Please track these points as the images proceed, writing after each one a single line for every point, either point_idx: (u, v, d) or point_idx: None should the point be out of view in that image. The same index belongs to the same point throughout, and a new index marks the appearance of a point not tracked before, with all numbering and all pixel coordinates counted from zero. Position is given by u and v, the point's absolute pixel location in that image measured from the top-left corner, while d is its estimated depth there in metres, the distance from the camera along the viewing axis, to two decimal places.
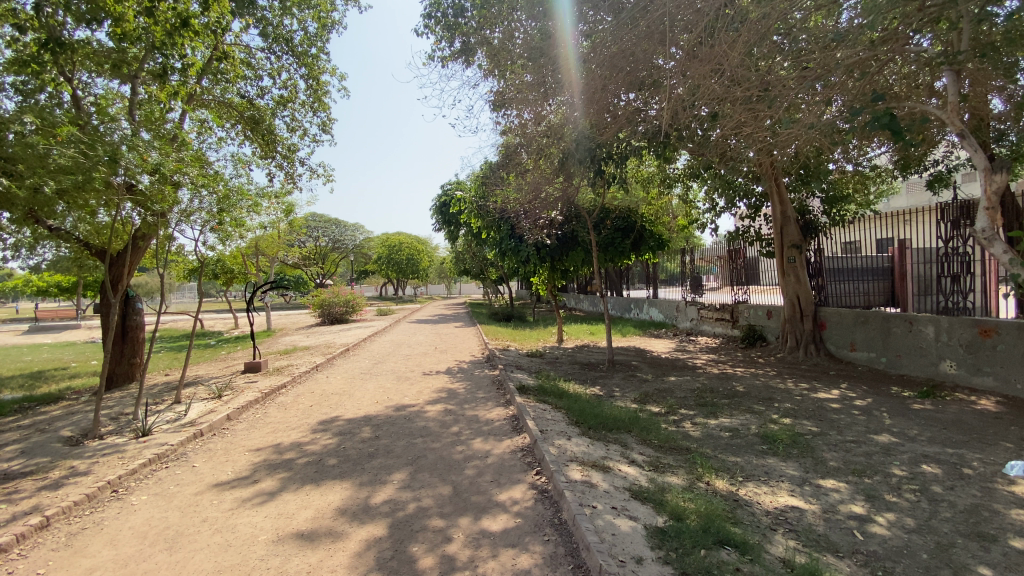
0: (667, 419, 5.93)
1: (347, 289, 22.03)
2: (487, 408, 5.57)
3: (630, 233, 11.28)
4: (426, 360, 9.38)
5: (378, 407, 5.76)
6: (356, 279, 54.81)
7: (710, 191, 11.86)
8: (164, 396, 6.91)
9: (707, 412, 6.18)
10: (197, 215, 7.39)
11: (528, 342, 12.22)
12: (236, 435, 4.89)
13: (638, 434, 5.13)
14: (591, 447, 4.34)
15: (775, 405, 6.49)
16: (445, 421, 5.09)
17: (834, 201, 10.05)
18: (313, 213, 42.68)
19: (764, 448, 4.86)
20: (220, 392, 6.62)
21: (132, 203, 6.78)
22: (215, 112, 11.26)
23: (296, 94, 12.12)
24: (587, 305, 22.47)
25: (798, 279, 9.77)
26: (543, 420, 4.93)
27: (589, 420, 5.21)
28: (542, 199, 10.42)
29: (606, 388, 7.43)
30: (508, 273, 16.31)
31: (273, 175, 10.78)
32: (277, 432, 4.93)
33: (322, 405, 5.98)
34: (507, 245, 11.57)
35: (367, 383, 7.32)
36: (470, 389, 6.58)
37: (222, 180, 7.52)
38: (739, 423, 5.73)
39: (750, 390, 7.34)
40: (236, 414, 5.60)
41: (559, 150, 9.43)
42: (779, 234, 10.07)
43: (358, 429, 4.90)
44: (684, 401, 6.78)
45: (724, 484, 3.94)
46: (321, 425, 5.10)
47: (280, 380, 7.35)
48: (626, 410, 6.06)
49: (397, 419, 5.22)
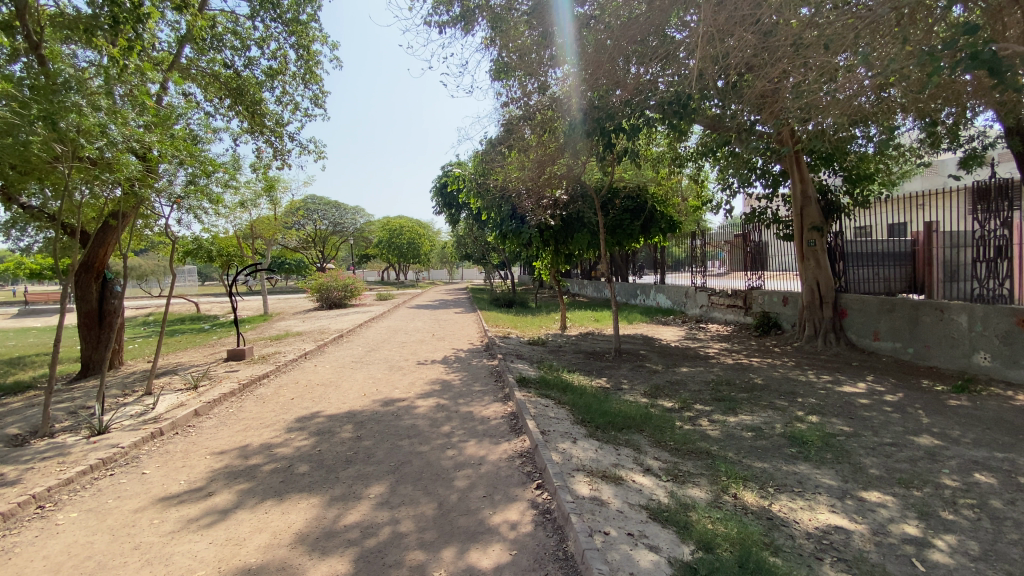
0: (681, 417, 5.40)
1: (345, 272, 21.51)
2: (483, 403, 5.04)
3: (640, 214, 10.72)
4: (422, 348, 8.86)
5: (364, 401, 5.24)
6: (357, 264, 54.35)
7: (725, 170, 11.18)
8: (136, 387, 6.42)
9: (725, 408, 5.64)
10: (192, 194, 6.91)
11: (530, 329, 11.67)
12: (201, 435, 4.38)
13: (650, 434, 4.60)
14: (600, 451, 3.80)
15: (799, 400, 5.94)
16: (436, 418, 4.57)
17: (857, 179, 9.40)
18: (312, 195, 41.97)
19: (793, 452, 4.33)
20: (196, 382, 6.11)
21: (125, 187, 6.27)
22: (201, 84, 10.62)
23: (286, 65, 11.48)
24: (591, 291, 21.92)
25: (818, 264, 9.13)
26: (545, 418, 4.39)
27: (597, 418, 4.67)
28: (545, 177, 9.78)
29: (613, 380, 6.90)
30: (510, 256, 15.69)
31: (261, 150, 10.18)
32: (247, 431, 4.41)
33: (303, 399, 5.46)
34: (509, 227, 10.81)
35: (355, 373, 6.78)
36: (466, 381, 6.05)
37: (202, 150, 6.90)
38: (762, 421, 5.19)
39: (769, 382, 6.79)
40: (207, 409, 5.10)
41: (564, 124, 8.80)
42: (798, 216, 9.41)
43: (338, 428, 4.37)
44: (699, 394, 6.23)
45: (753, 498, 3.42)
46: (298, 422, 4.59)
47: (263, 369, 6.84)
48: (636, 406, 5.53)
49: (383, 415, 4.70)
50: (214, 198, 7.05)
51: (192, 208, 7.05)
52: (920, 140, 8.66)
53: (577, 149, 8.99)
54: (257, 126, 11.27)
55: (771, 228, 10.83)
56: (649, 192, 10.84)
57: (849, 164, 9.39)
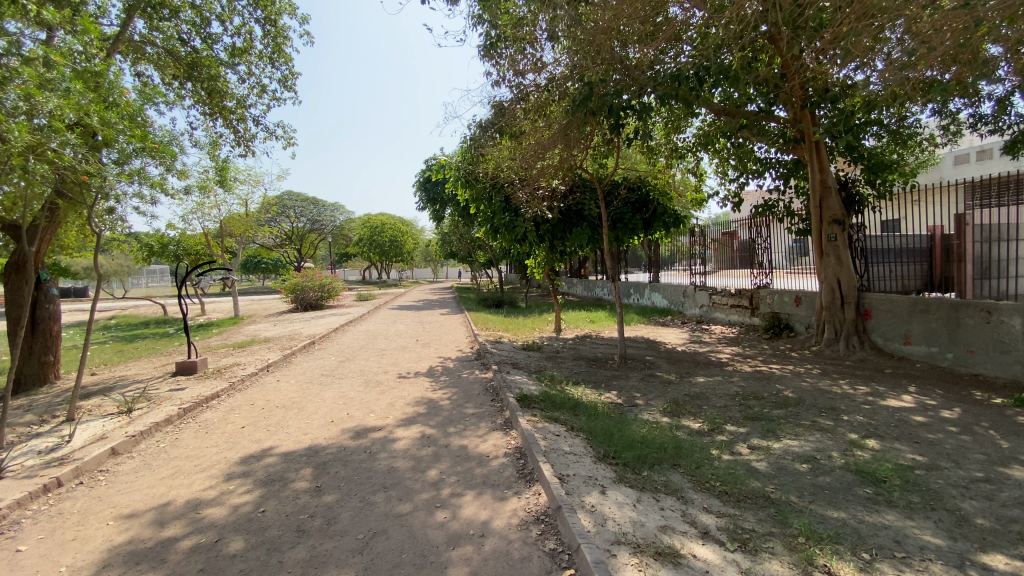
0: (715, 442, 4.52)
1: (322, 272, 20.33)
2: (478, 434, 4.06)
3: (643, 208, 9.82)
4: (403, 357, 7.87)
5: (331, 432, 4.24)
6: (336, 262, 52.96)
7: (729, 160, 10.38)
8: (56, 412, 5.32)
9: (764, 430, 4.78)
10: (131, 181, 5.86)
11: (522, 333, 10.73)
12: (113, 486, 3.34)
13: (688, 471, 3.68)
14: (640, 507, 2.87)
15: (845, 419, 5.09)
16: (420, 458, 3.57)
17: (875, 169, 8.69)
18: (289, 191, 40.66)
19: (871, 495, 3.46)
20: (129, 405, 5.03)
21: (53, 179, 5.27)
22: (157, 61, 9.52)
23: (252, 43, 10.41)
24: (582, 290, 21.19)
25: (839, 260, 8.34)
26: (560, 457, 3.45)
27: (621, 452, 3.73)
28: (541, 166, 8.79)
29: (625, 394, 5.99)
30: (499, 253, 14.65)
31: (222, 135, 9.12)
32: (172, 480, 3.38)
33: (256, 428, 4.44)
34: (500, 220, 9.58)
35: (324, 391, 5.75)
36: (456, 402, 5.07)
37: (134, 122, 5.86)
38: (814, 448, 4.34)
39: (803, 395, 5.95)
40: (132, 444, 4.05)
41: (562, 106, 7.95)
42: (817, 208, 8.62)
43: (292, 474, 3.37)
44: (727, 412, 5.36)
45: (851, 572, 2.53)
46: (241, 465, 3.56)
47: (213, 388, 5.77)
48: (661, 430, 4.62)
49: (353, 453, 3.71)
50: (160, 184, 6.01)
51: (138, 200, 6.00)
52: (945, 126, 7.94)
53: (578, 134, 7.99)
54: (220, 113, 10.17)
55: (783, 221, 10.09)
56: (652, 182, 9.94)
57: (870, 152, 8.68)
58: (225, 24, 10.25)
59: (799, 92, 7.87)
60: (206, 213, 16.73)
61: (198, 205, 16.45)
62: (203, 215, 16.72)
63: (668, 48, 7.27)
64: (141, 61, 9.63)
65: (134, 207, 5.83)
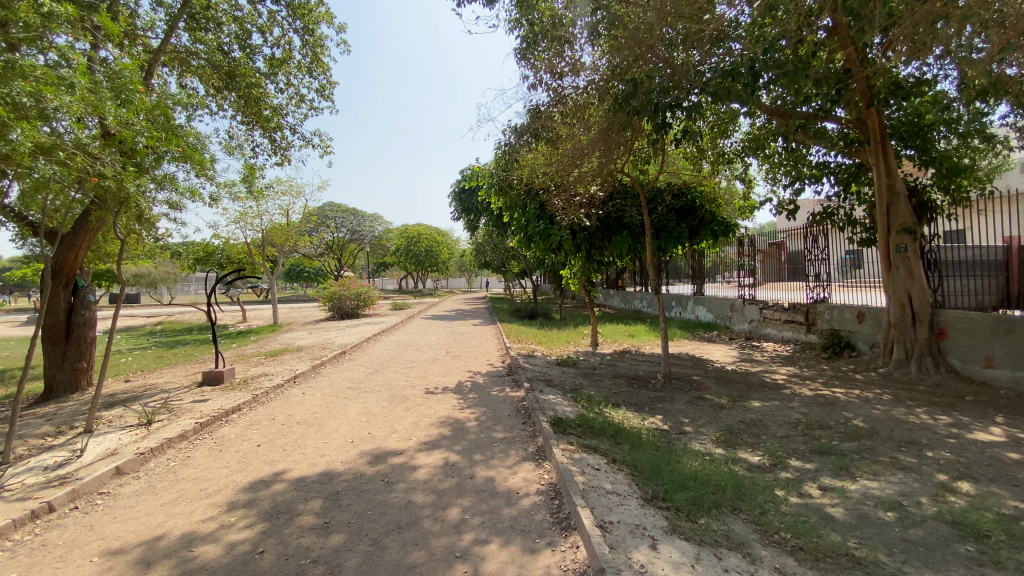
0: (779, 482, 3.93)
1: (359, 281, 20.41)
2: (507, 464, 3.63)
3: (688, 216, 9.22)
4: (432, 371, 7.52)
5: (348, 455, 3.90)
6: (375, 272, 53.80)
7: (781, 165, 9.67)
8: (78, 422, 5.20)
9: (835, 467, 4.16)
10: (164, 187, 5.84)
11: (557, 346, 10.29)
12: (109, 513, 3.08)
13: (753, 520, 3.14)
14: (699, 568, 2.38)
15: (930, 455, 4.40)
16: (441, 491, 3.17)
17: (950, 173, 7.70)
18: (330, 202, 41.63)
19: (983, 557, 2.83)
20: (148, 418, 4.86)
21: (87, 191, 5.27)
22: (201, 72, 9.65)
23: (292, 54, 10.47)
24: (620, 301, 20.54)
25: (910, 274, 7.52)
26: (602, 500, 2.98)
27: (673, 494, 3.24)
28: (579, 171, 8.35)
29: (671, 419, 5.45)
30: (535, 264, 14.24)
31: (259, 144, 9.12)
32: (173, 506, 3.11)
33: (272, 447, 4.16)
34: (535, 228, 9.03)
35: (347, 407, 5.45)
36: (483, 423, 4.67)
37: (162, 125, 5.79)
38: (900, 493, 3.70)
39: (875, 425, 5.25)
40: (139, 463, 3.82)
41: (603, 107, 7.55)
42: (883, 216, 7.82)
43: (299, 506, 3.03)
44: (789, 444, 4.75)
45: None
46: (247, 492, 3.26)
47: (236, 400, 5.56)
48: (715, 466, 4.07)
49: (369, 482, 3.36)
50: (192, 189, 5.96)
51: (170, 206, 5.97)
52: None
53: (618, 135, 7.49)
54: (259, 122, 10.20)
55: (843, 230, 9.28)
56: (698, 189, 9.34)
57: (942, 154, 7.81)
58: (265, 36, 10.36)
59: (864, 88, 7.08)
60: (249, 223, 17.07)
61: (241, 215, 16.79)
62: (246, 224, 17.08)
63: (713, 48, 6.77)
64: (186, 74, 9.81)
65: (167, 213, 5.81)
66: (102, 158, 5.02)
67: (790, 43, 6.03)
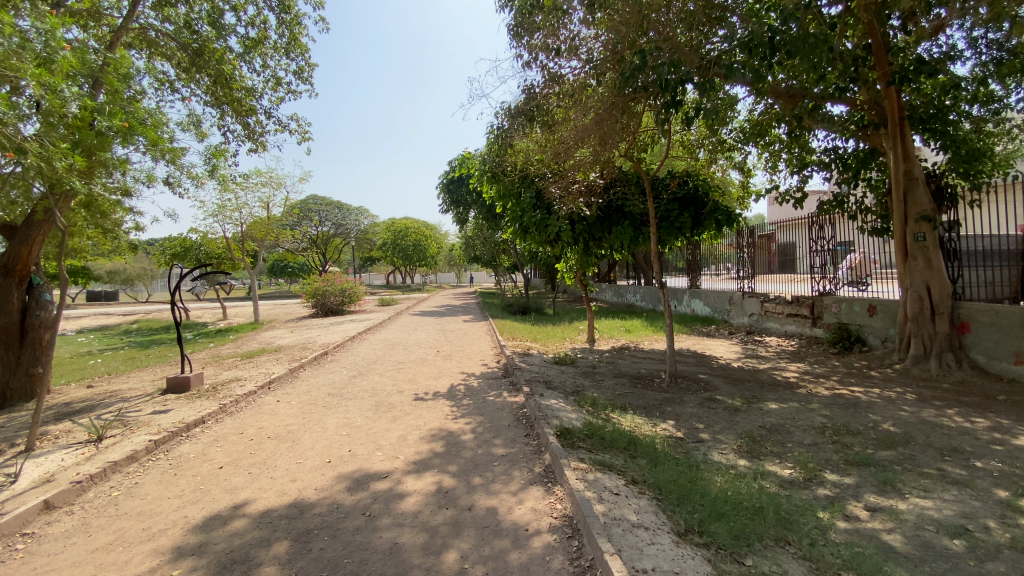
0: (822, 502, 3.44)
1: (343, 276, 19.73)
2: (511, 490, 3.10)
3: (692, 205, 8.73)
4: (421, 373, 6.96)
5: (325, 480, 3.34)
6: (361, 267, 52.90)
7: (784, 153, 9.24)
8: (16, 439, 4.53)
9: (879, 482, 3.69)
10: (115, 170, 5.20)
11: (553, 343, 9.78)
12: (24, 564, 2.47)
13: (807, 556, 2.63)
14: None
15: (978, 466, 3.97)
16: (434, 529, 2.63)
17: (970, 157, 7.23)
18: (314, 195, 40.69)
19: None
20: (96, 433, 4.23)
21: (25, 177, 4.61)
22: (166, 51, 8.88)
23: (267, 33, 9.74)
24: (613, 296, 20.10)
25: (928, 264, 7.12)
26: (632, 540, 2.46)
27: (710, 525, 2.73)
28: (576, 160, 7.82)
29: (684, 425, 4.96)
30: (527, 258, 13.69)
31: (228, 130, 8.41)
32: (106, 552, 2.53)
33: (237, 470, 3.58)
34: (530, 218, 8.21)
35: (326, 417, 4.87)
36: (480, 437, 4.14)
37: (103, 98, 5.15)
38: (962, 515, 3.23)
39: (907, 429, 4.82)
40: (74, 494, 3.20)
41: (603, 88, 7.02)
42: (899, 204, 7.40)
43: (261, 552, 2.46)
44: (821, 454, 4.28)
45: None
46: (199, 532, 2.68)
47: (201, 411, 4.94)
48: (746, 483, 3.57)
49: (348, 517, 2.80)
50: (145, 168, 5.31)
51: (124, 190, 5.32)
52: None
53: (618, 118, 6.96)
54: (231, 106, 9.47)
55: (854, 219, 8.91)
56: (702, 177, 8.84)
57: (960, 137, 7.32)
58: (239, 14, 9.63)
59: (885, 67, 6.65)
60: (227, 216, 16.30)
61: (219, 208, 16.01)
62: (224, 218, 16.31)
63: (715, 28, 6.35)
64: (154, 56, 9.08)
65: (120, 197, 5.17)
66: (33, 135, 4.35)
67: (810, 12, 5.50)
